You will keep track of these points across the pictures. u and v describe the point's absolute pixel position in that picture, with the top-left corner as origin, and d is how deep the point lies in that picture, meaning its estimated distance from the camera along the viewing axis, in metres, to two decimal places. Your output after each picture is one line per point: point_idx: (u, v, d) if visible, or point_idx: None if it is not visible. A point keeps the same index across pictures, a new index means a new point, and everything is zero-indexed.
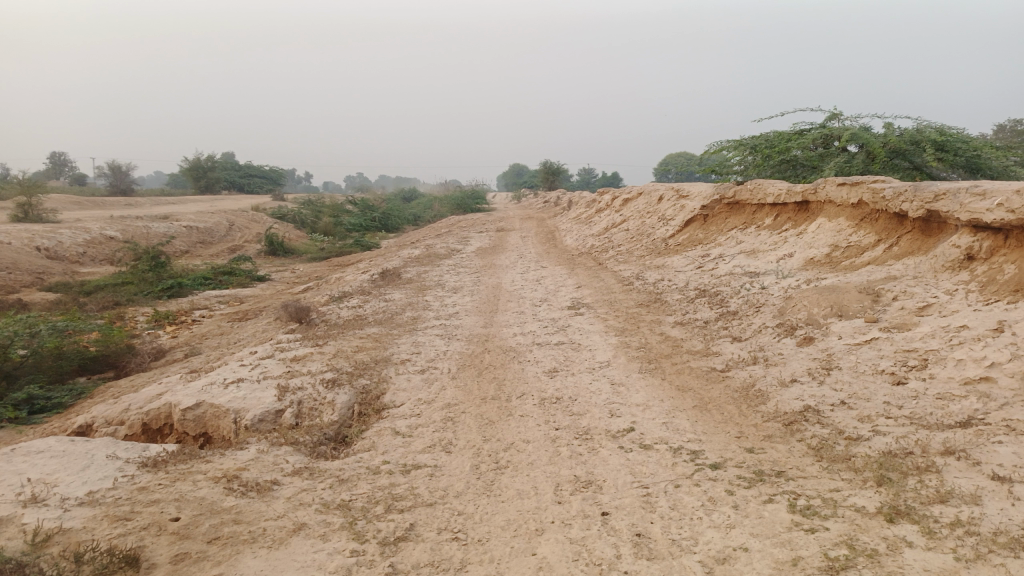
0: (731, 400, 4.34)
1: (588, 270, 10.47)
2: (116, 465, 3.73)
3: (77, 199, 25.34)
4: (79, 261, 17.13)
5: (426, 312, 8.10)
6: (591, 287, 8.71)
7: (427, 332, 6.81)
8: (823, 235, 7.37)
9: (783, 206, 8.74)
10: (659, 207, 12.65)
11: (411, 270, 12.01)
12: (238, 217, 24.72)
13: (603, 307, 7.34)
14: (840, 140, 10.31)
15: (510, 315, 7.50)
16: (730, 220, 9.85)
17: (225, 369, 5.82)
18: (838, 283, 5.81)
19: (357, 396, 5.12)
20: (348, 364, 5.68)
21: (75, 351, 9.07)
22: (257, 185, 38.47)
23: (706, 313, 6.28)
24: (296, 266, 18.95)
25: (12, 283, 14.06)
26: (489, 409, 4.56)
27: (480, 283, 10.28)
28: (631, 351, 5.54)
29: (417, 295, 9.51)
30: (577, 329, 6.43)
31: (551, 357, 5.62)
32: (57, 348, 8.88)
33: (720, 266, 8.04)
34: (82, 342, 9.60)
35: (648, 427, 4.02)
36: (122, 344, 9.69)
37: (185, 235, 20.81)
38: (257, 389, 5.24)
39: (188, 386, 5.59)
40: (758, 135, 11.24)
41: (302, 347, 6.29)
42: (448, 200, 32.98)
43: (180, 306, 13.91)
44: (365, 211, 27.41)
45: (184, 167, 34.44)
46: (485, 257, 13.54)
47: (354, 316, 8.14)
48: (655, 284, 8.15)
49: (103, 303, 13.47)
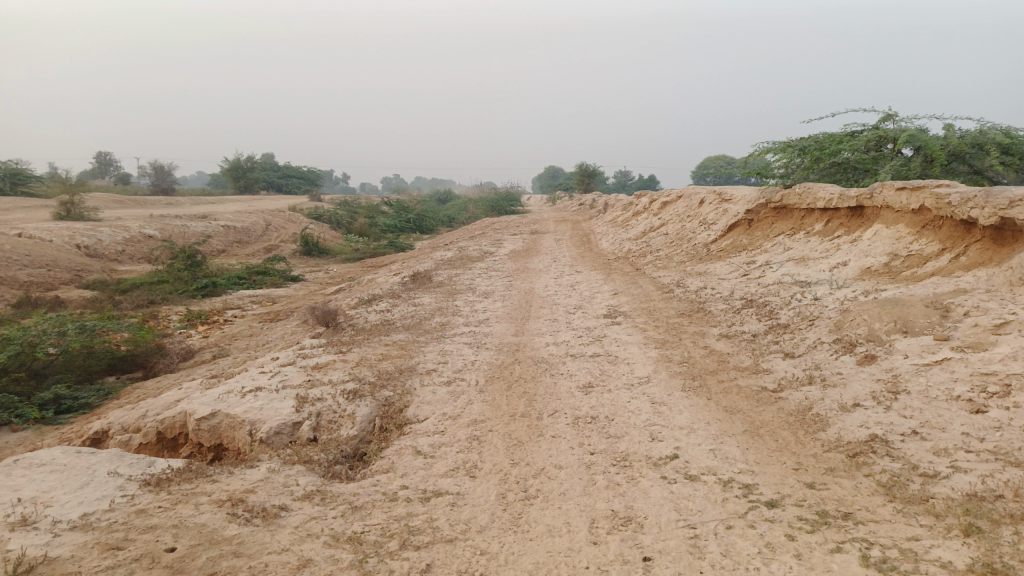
0: (785, 425, 3.94)
1: (625, 276, 10.07)
2: (116, 484, 3.47)
3: (120, 198, 25.67)
4: (118, 259, 17.23)
5: (455, 318, 7.80)
6: (629, 294, 8.32)
7: (455, 340, 6.49)
8: (880, 244, 6.88)
9: (834, 211, 8.24)
10: (700, 211, 12.18)
11: (443, 273, 11.72)
12: (275, 217, 24.78)
13: (642, 316, 6.94)
14: (895, 142, 9.75)
15: (543, 323, 7.14)
16: (776, 225, 9.37)
17: (244, 376, 5.56)
18: (900, 296, 5.34)
19: (378, 409, 4.82)
20: (371, 374, 5.39)
21: (105, 350, 8.96)
22: (295, 186, 38.70)
23: (754, 326, 5.85)
24: (329, 267, 18.85)
25: (51, 280, 14.14)
26: (518, 429, 4.21)
27: (513, 288, 9.94)
28: (672, 366, 5.15)
29: (447, 299, 9.21)
30: (614, 340, 6.05)
31: (586, 371, 5.25)
32: (86, 347, 8.78)
33: (767, 274, 7.59)
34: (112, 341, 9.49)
35: (694, 455, 3.64)
36: (151, 344, 9.57)
37: (222, 235, 20.87)
38: (274, 399, 4.97)
39: (205, 394, 5.35)
40: (807, 136, 10.72)
41: (326, 354, 6.02)
42: (483, 202, 32.73)
43: (213, 306, 13.84)
44: (399, 212, 27.30)
45: (225, 167, 34.80)
46: (519, 261, 13.21)
47: (382, 321, 7.86)
48: (697, 292, 7.73)
49: (137, 301, 13.45)
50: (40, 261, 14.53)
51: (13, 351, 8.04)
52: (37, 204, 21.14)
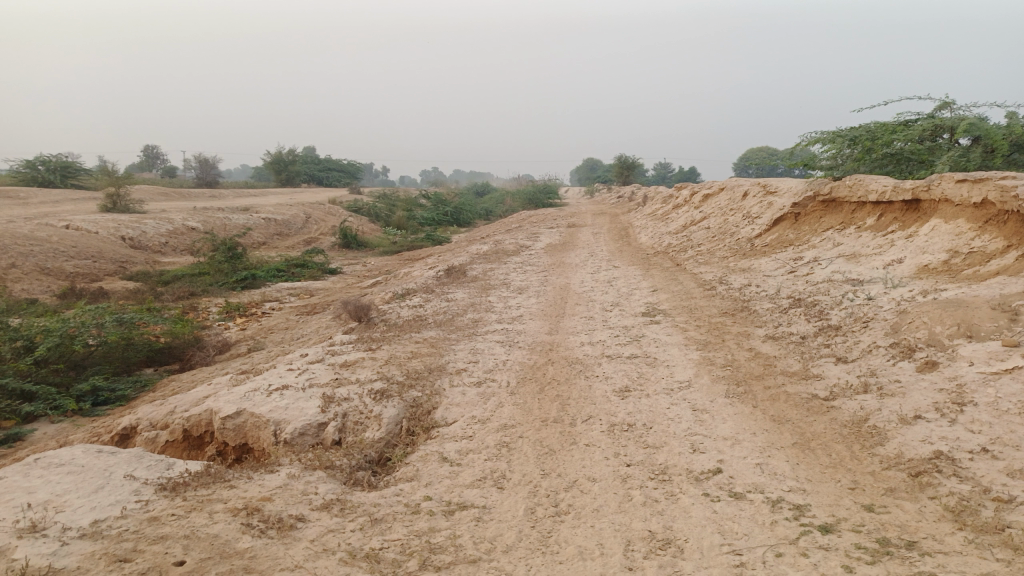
0: (839, 438, 3.65)
1: (665, 271, 9.75)
2: (132, 488, 3.34)
3: (166, 191, 26.08)
4: (161, 251, 17.45)
5: (489, 314, 7.60)
6: (669, 291, 8.02)
7: (487, 338, 6.29)
8: (939, 240, 6.47)
9: (887, 205, 7.82)
10: (743, 204, 11.77)
11: (478, 268, 11.54)
12: (315, 210, 24.89)
13: (683, 315, 6.65)
14: (953, 131, 9.24)
15: (579, 321, 6.90)
16: (824, 219, 8.96)
17: (271, 373, 5.43)
18: (963, 297, 4.97)
19: (406, 410, 4.64)
20: (399, 373, 5.22)
21: (143, 342, 8.98)
22: (335, 179, 38.93)
23: (802, 327, 5.53)
24: (367, 260, 18.82)
25: (96, 271, 14.33)
26: (550, 435, 3.99)
27: (549, 284, 9.71)
28: (715, 370, 4.86)
29: (481, 295, 9.02)
30: (653, 341, 5.78)
31: (622, 374, 5.00)
32: (125, 338, 8.79)
33: (816, 271, 7.22)
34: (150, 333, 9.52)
35: (739, 470, 3.38)
36: (189, 336, 9.57)
37: (263, 227, 21.00)
38: (300, 398, 4.82)
39: (231, 391, 5.24)
40: (857, 126, 10.23)
41: (355, 351, 5.87)
42: (520, 195, 32.49)
43: (251, 298, 13.88)
44: (437, 205, 27.22)
45: (267, 161, 35.18)
46: (556, 255, 12.95)
47: (414, 316, 7.70)
48: (741, 289, 7.40)
49: (178, 293, 13.55)
50: (86, 252, 14.74)
51: (53, 341, 8.03)
52: (85, 196, 21.53)
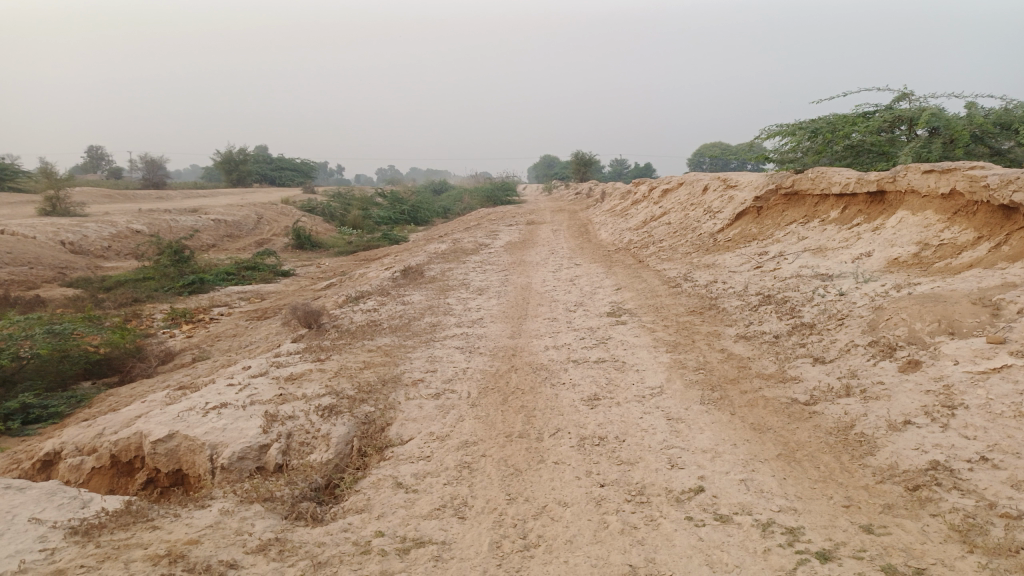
0: (826, 448, 3.39)
1: (628, 269, 9.50)
2: (37, 534, 2.89)
3: (110, 193, 24.99)
4: (104, 255, 16.62)
5: (447, 318, 7.22)
6: (633, 289, 7.75)
7: (445, 344, 5.92)
8: (907, 232, 6.31)
9: (851, 197, 7.68)
10: (704, 199, 11.60)
11: (435, 268, 11.13)
12: (267, 210, 24.12)
13: (649, 314, 6.37)
14: (912, 122, 9.16)
15: (541, 323, 6.57)
16: (787, 213, 8.80)
17: (210, 390, 4.99)
18: (940, 291, 4.78)
19: (357, 428, 4.26)
20: (349, 386, 4.82)
21: (80, 354, 8.38)
22: (288, 179, 37.97)
23: (775, 325, 5.29)
24: (321, 261, 18.24)
25: (34, 278, 13.52)
26: (515, 453, 3.65)
27: (509, 283, 9.37)
28: (688, 374, 4.58)
29: (439, 297, 8.63)
30: (620, 343, 5.48)
31: (590, 380, 4.68)
32: (59, 351, 8.16)
33: (782, 266, 7.02)
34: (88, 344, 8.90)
35: (723, 488, 3.09)
36: (130, 346, 8.98)
37: (212, 229, 20.24)
38: (240, 417, 4.39)
39: (165, 410, 4.78)
40: (816, 118, 10.10)
41: (302, 362, 5.45)
42: (478, 192, 32.04)
43: (199, 304, 13.25)
44: (394, 204, 26.66)
45: (217, 161, 34.07)
46: (516, 253, 12.63)
47: (368, 322, 7.28)
48: (707, 286, 7.17)
49: (120, 299, 12.86)
50: (22, 259, 13.93)
51: None
52: (23, 200, 20.48)
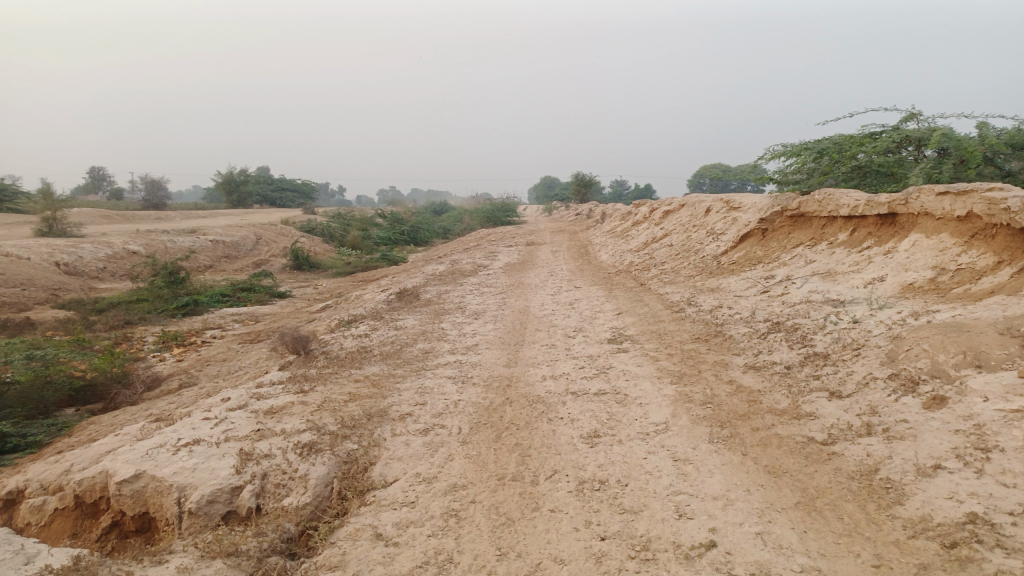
0: (849, 496, 3.07)
1: (629, 292, 9.21)
2: None
3: (110, 213, 24.79)
4: (98, 276, 16.34)
5: (441, 344, 6.93)
6: (635, 314, 7.45)
7: (437, 373, 5.60)
8: (921, 256, 6.03)
9: (860, 219, 7.41)
10: (706, 220, 11.34)
11: (432, 290, 10.84)
12: (265, 230, 23.89)
13: (652, 342, 6.07)
14: (921, 143, 8.93)
15: (539, 350, 6.26)
16: (793, 235, 8.53)
17: (185, 424, 4.68)
18: (962, 320, 4.47)
19: (338, 468, 3.95)
20: (332, 421, 4.50)
21: (65, 380, 8.06)
22: (289, 199, 37.82)
23: (786, 355, 4.99)
24: (318, 282, 17.96)
25: (26, 299, 13.24)
26: (507, 500, 3.33)
27: (507, 307, 9.07)
28: (694, 409, 4.27)
29: (434, 321, 8.33)
30: (622, 373, 5.17)
31: (590, 415, 4.37)
32: (41, 377, 7.84)
33: (791, 290, 6.73)
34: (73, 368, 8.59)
35: (737, 543, 2.78)
36: (117, 371, 8.67)
37: (210, 249, 19.98)
38: (213, 456, 4.08)
39: (135, 447, 4.46)
40: (821, 138, 9.87)
41: (284, 394, 5.13)
42: (478, 213, 31.85)
43: (192, 326, 12.95)
44: (393, 224, 26.46)
45: (217, 182, 33.93)
46: (515, 275, 12.35)
47: (358, 348, 6.97)
48: (712, 311, 6.88)
49: (111, 322, 12.55)
50: (15, 280, 13.66)
51: None
52: (19, 220, 20.27)
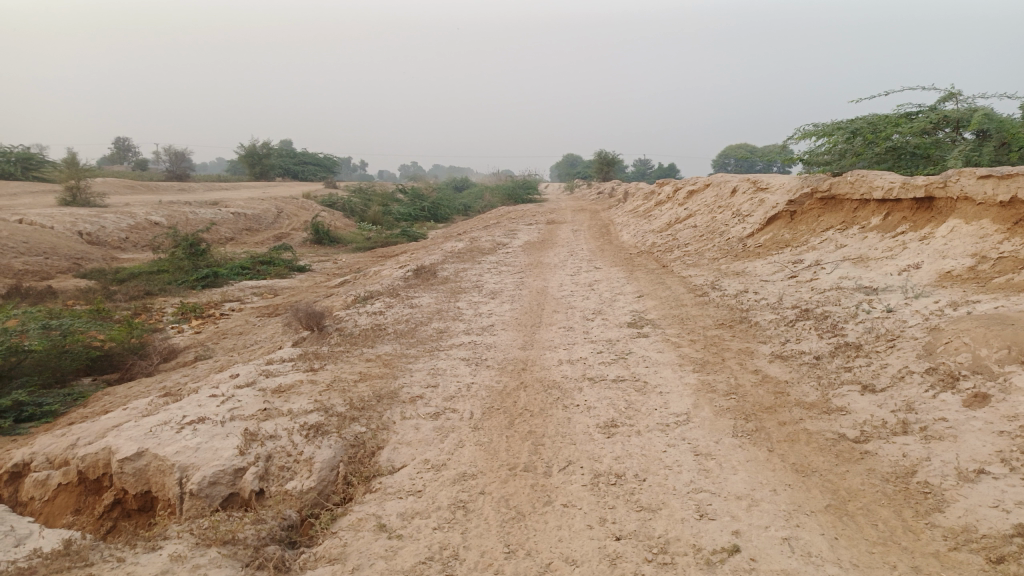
0: (884, 500, 2.87)
1: (651, 274, 8.98)
2: None
3: (133, 184, 24.84)
4: (121, 246, 16.37)
5: (457, 323, 6.77)
6: (657, 297, 7.23)
7: (450, 354, 5.44)
8: (960, 243, 5.74)
9: (895, 203, 7.10)
10: (732, 201, 11.02)
11: (450, 268, 10.67)
12: (286, 203, 23.81)
13: (674, 327, 5.86)
14: (961, 124, 8.55)
15: (556, 333, 6.06)
16: (823, 218, 8.24)
17: (192, 401, 4.56)
18: (1006, 312, 4.20)
19: (344, 452, 3.81)
20: (340, 401, 4.35)
21: (81, 350, 8.01)
22: (311, 173, 37.72)
23: (814, 345, 4.76)
24: (338, 257, 17.87)
25: (48, 268, 13.28)
26: (518, 492, 3.17)
27: (525, 287, 8.88)
28: (718, 400, 4.07)
29: (450, 300, 8.16)
30: (642, 359, 4.96)
31: (608, 403, 4.19)
32: (58, 346, 7.80)
33: (820, 276, 6.47)
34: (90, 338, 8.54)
35: (763, 548, 2.60)
36: (133, 342, 8.62)
37: (231, 222, 19.94)
38: (216, 435, 3.95)
39: (140, 423, 4.35)
40: (855, 118, 9.50)
41: (293, 372, 5.00)
42: (500, 190, 31.58)
43: (210, 298, 12.91)
44: (414, 200, 26.29)
45: (240, 154, 33.92)
46: (534, 254, 12.15)
47: (372, 326, 6.82)
48: (737, 296, 6.64)
49: (131, 292, 12.54)
50: (38, 248, 13.69)
51: None
52: (45, 189, 20.33)
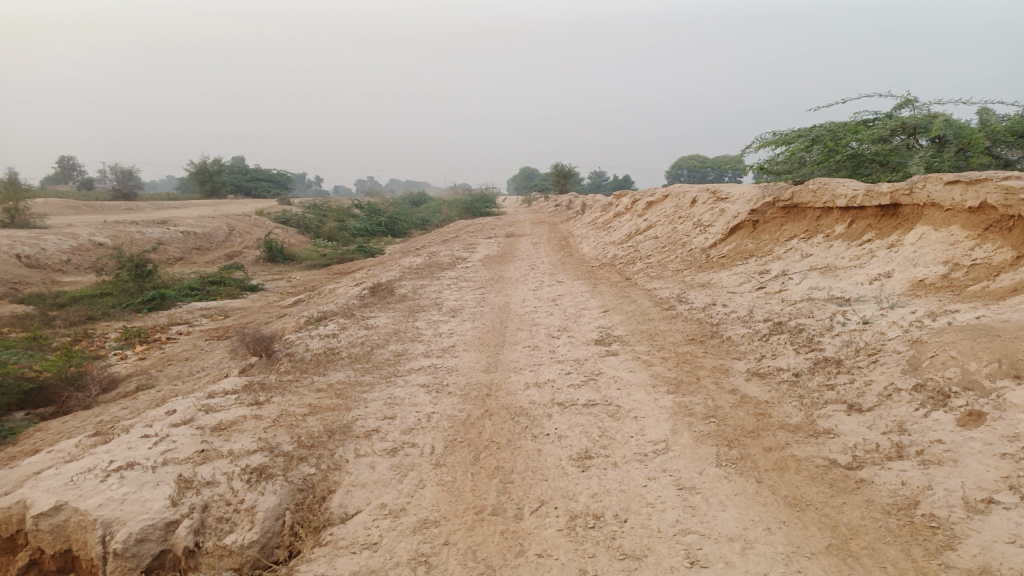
0: (889, 537, 2.62)
1: (615, 287, 8.76)
2: None
3: (77, 203, 23.83)
4: (62, 269, 15.58)
5: (415, 345, 6.41)
6: (623, 312, 6.98)
7: (408, 381, 5.08)
8: (930, 250, 5.61)
9: (859, 210, 6.99)
10: (692, 211, 10.89)
11: (407, 284, 10.29)
12: (238, 221, 23.10)
13: (643, 343, 5.60)
14: (918, 131, 8.53)
15: (521, 353, 5.75)
16: (786, 227, 8.10)
17: (122, 443, 4.12)
18: (989, 322, 4.02)
19: (291, 498, 3.42)
20: (287, 439, 3.96)
21: (14, 382, 7.42)
22: (264, 190, 36.88)
23: (792, 360, 4.53)
24: (292, 275, 17.31)
25: None
26: (487, 541, 2.84)
27: (486, 303, 8.56)
28: (697, 424, 3.80)
29: (408, 319, 7.80)
30: (613, 381, 4.68)
31: (580, 431, 3.88)
32: None
33: (789, 287, 6.29)
34: (23, 369, 7.94)
35: None
36: (72, 372, 8.04)
37: (180, 241, 19.20)
38: (147, 484, 3.53)
39: (61, 470, 3.89)
40: (813, 126, 9.43)
41: (236, 406, 4.58)
42: (457, 203, 31.25)
43: (157, 321, 12.27)
44: (370, 215, 25.79)
45: (190, 171, 32.94)
46: (494, 268, 11.86)
47: (324, 350, 6.41)
48: (705, 309, 6.42)
49: (72, 318, 11.85)
50: None
51: None
52: None
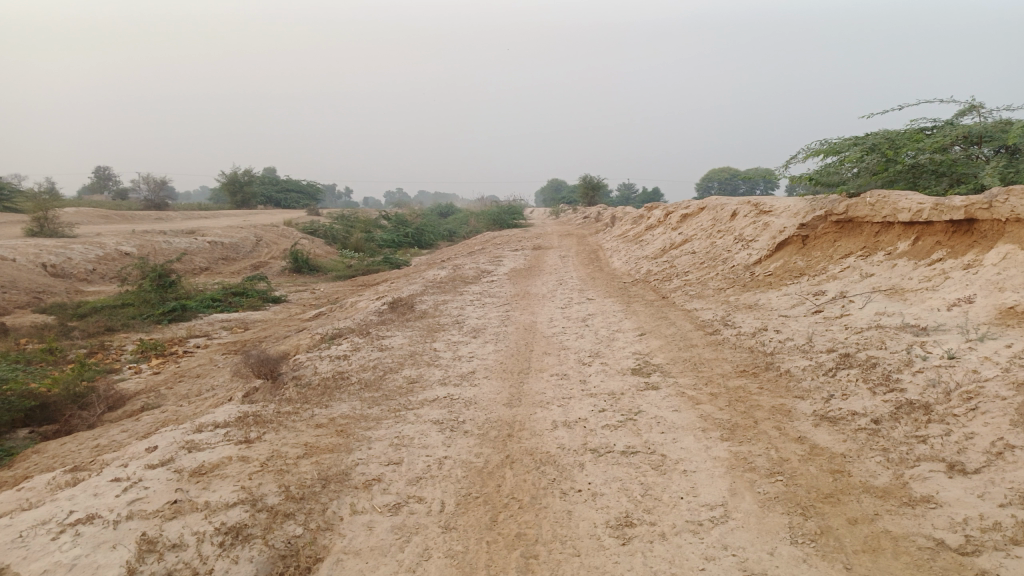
0: None
1: (650, 307, 8.11)
2: None
3: (108, 213, 23.69)
4: (87, 278, 15.28)
5: (433, 371, 5.82)
6: (664, 336, 6.31)
7: (419, 416, 4.48)
8: (1018, 272, 4.89)
9: (925, 225, 6.28)
10: (732, 225, 10.19)
11: (430, 300, 9.73)
12: (266, 231, 22.81)
13: (688, 375, 4.95)
14: (986, 139, 7.78)
15: (549, 383, 5.14)
16: (840, 243, 7.39)
17: (89, 488, 3.56)
18: None
19: (270, 568, 2.84)
20: (274, 489, 3.38)
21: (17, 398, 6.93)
22: (294, 201, 36.75)
23: (868, 403, 3.85)
24: (316, 286, 16.88)
25: (5, 302, 12.17)
26: None
27: (512, 322, 7.95)
28: (761, 484, 3.14)
29: (427, 340, 7.21)
30: (656, 422, 4.03)
31: (619, 489, 3.25)
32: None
33: (851, 311, 5.60)
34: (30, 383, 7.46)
35: None
36: (80, 386, 7.56)
37: (206, 251, 18.90)
38: (104, 543, 2.96)
39: (15, 519, 3.33)
40: (867, 135, 8.70)
41: (224, 445, 4.03)
42: (485, 216, 30.76)
43: (175, 334, 11.86)
44: (398, 226, 25.38)
45: (221, 182, 32.88)
46: (522, 283, 11.24)
47: (334, 374, 5.85)
48: (756, 335, 5.74)
49: (90, 328, 11.47)
50: None
51: None
52: (12, 220, 19.22)
